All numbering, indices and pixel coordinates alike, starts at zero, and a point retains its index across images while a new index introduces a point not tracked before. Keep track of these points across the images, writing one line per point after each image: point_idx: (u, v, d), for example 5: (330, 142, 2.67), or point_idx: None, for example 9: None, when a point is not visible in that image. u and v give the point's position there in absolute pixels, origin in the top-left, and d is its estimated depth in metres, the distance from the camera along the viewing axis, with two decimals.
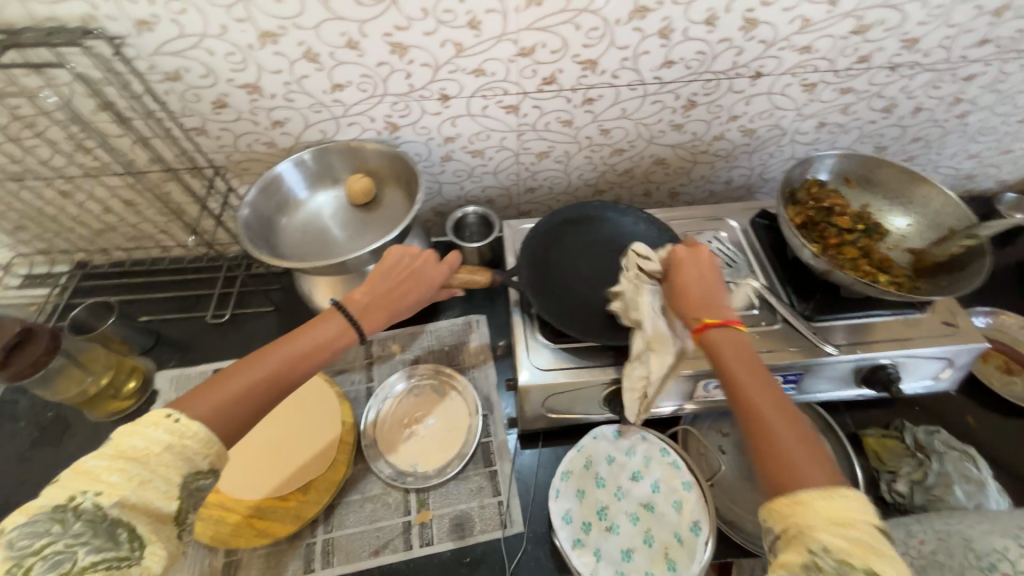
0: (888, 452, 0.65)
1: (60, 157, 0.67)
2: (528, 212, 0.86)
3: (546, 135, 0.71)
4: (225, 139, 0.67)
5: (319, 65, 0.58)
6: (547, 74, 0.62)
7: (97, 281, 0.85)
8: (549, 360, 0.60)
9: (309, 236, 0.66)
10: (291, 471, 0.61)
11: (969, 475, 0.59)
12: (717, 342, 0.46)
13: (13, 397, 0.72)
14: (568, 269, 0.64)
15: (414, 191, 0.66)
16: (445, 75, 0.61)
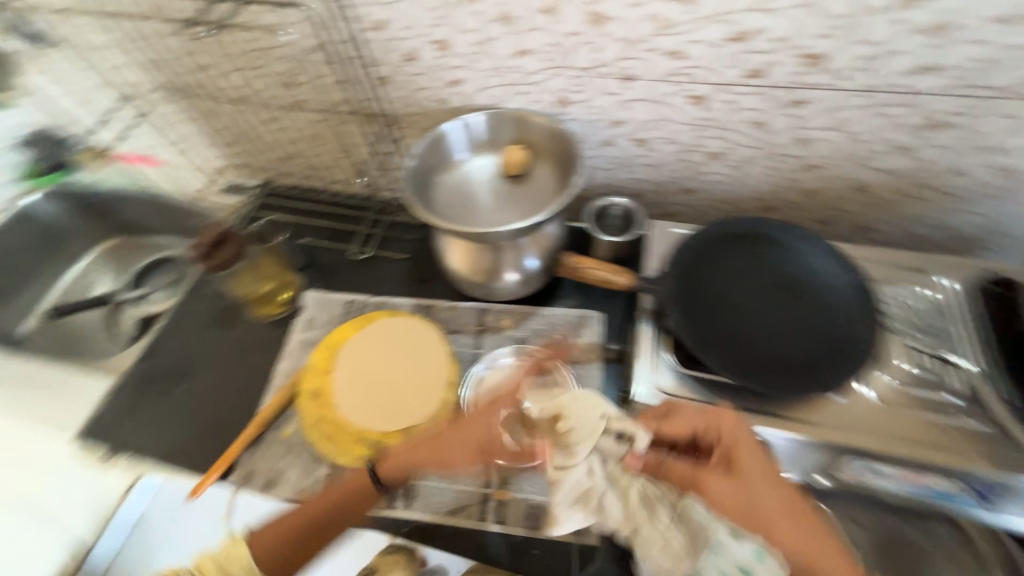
0: None
1: (274, 88, 0.77)
2: (675, 215, 0.79)
3: (727, 134, 0.63)
4: (405, 90, 0.70)
5: (511, 28, 0.57)
6: (755, 65, 0.54)
7: (274, 199, 0.98)
8: (669, 383, 0.55)
9: (459, 197, 0.67)
10: (394, 413, 0.65)
11: None
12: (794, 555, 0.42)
13: (201, 281, 0.87)
14: (719, 290, 0.57)
15: (568, 173, 0.64)
16: (637, 52, 0.56)
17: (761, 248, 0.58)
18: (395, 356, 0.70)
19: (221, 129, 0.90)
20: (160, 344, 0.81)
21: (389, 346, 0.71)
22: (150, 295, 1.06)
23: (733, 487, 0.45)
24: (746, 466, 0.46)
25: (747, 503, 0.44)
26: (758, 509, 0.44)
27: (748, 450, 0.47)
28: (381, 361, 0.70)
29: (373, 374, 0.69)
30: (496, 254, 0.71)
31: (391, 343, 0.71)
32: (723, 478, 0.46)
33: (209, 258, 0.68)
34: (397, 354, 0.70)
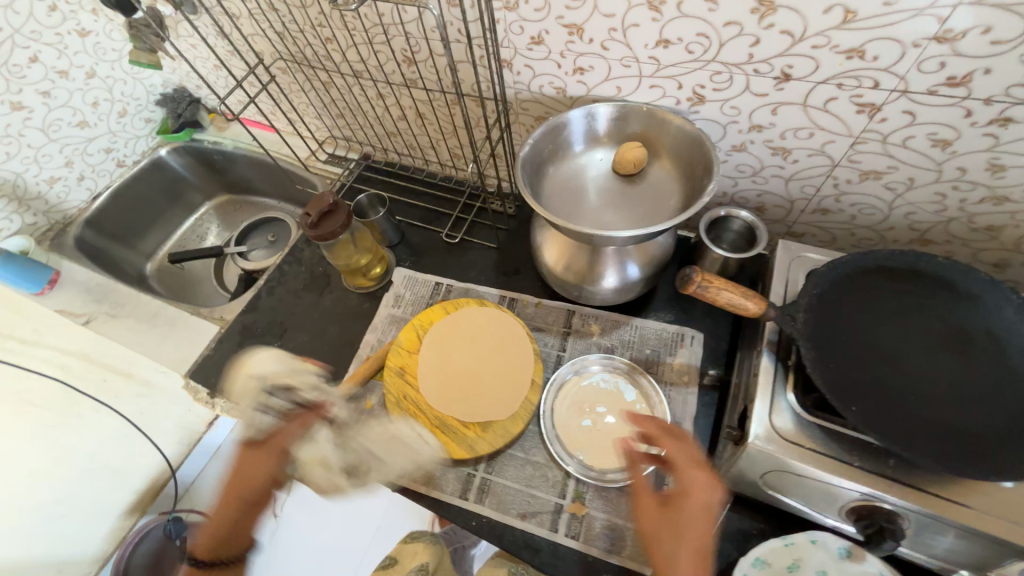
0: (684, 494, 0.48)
1: (389, 65, 0.76)
2: (800, 234, 0.70)
3: (895, 152, 0.53)
4: (522, 75, 0.67)
5: (658, 15, 0.51)
6: (958, 73, 0.44)
7: (372, 173, 1.00)
8: (789, 429, 0.48)
9: (569, 192, 0.63)
10: (476, 405, 0.65)
11: None
12: None
13: (301, 246, 0.92)
14: (867, 330, 0.49)
15: (695, 178, 0.58)
16: (805, 50, 0.48)
17: (923, 292, 0.50)
18: (479, 347, 0.70)
19: (331, 102, 0.93)
20: (261, 301, 0.86)
21: (473, 336, 0.71)
22: (252, 253, 1.12)
23: (663, 522, 0.49)
24: (677, 503, 0.50)
25: (665, 539, 0.48)
26: (659, 544, 0.48)
27: (694, 503, 0.49)
28: (464, 351, 0.70)
29: (455, 363, 0.69)
30: (597, 255, 0.67)
31: (475, 333, 0.71)
32: (662, 515, 0.50)
33: (318, 227, 0.69)
34: (481, 346, 0.70)
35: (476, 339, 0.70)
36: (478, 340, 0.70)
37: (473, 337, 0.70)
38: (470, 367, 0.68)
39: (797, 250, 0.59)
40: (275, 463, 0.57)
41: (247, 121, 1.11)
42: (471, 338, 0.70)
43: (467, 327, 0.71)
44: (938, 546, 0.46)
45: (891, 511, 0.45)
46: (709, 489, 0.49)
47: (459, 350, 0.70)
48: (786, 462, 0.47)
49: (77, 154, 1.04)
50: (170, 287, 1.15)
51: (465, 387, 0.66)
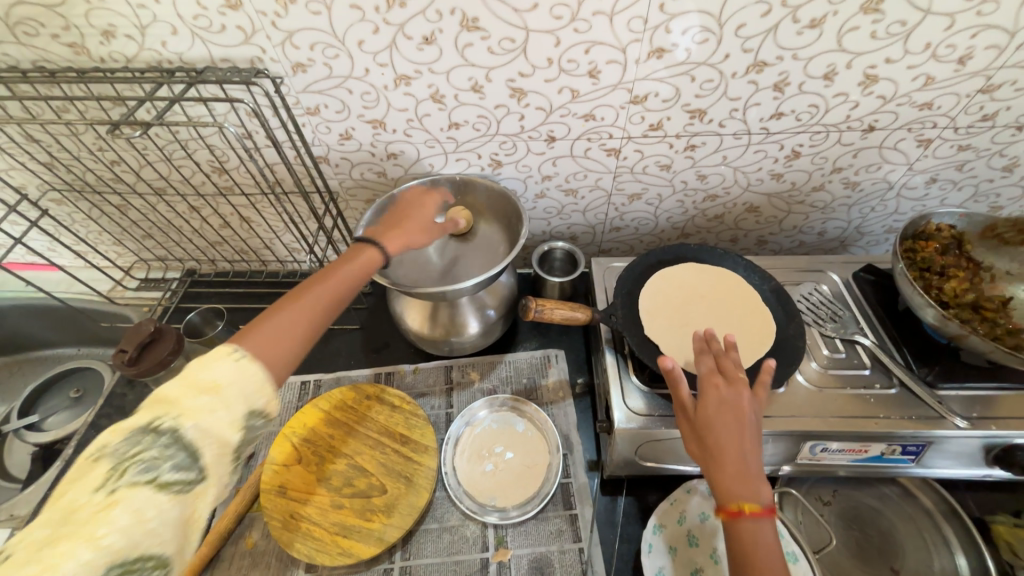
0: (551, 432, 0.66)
1: (198, 176, 0.74)
2: (609, 250, 0.87)
3: (642, 178, 0.72)
4: (342, 167, 0.71)
5: (442, 105, 0.62)
6: (654, 121, 0.64)
7: (201, 287, 0.91)
8: (640, 404, 0.59)
9: (412, 260, 0.69)
10: (739, 337, 0.61)
11: None
12: (740, 529, 0.43)
13: (121, 391, 0.77)
14: (670, 310, 0.63)
15: (515, 227, 0.69)
16: (556, 118, 0.63)
17: (693, 272, 0.67)
18: (739, 399, 0.48)
19: (133, 223, 0.83)
20: (73, 475, 0.69)
21: (713, 373, 0.51)
22: (48, 419, 0.89)
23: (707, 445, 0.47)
24: (732, 408, 0.48)
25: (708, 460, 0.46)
26: (709, 458, 0.46)
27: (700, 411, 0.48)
28: (736, 419, 0.47)
29: (731, 434, 0.46)
30: (457, 306, 0.72)
31: (718, 379, 0.50)
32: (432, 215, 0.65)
33: (138, 363, 0.61)
34: (740, 404, 0.48)
35: (710, 374, 0.51)
36: (720, 398, 0.48)
37: (706, 372, 0.51)
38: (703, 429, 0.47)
39: (606, 264, 0.74)
40: (723, 439, 0.46)
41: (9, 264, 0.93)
42: (711, 385, 0.49)
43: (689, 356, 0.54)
44: (768, 457, 0.60)
45: None
46: (729, 386, 0.49)
47: (720, 430, 0.46)
48: (646, 432, 0.57)
49: None
50: None
51: (712, 302, 0.64)
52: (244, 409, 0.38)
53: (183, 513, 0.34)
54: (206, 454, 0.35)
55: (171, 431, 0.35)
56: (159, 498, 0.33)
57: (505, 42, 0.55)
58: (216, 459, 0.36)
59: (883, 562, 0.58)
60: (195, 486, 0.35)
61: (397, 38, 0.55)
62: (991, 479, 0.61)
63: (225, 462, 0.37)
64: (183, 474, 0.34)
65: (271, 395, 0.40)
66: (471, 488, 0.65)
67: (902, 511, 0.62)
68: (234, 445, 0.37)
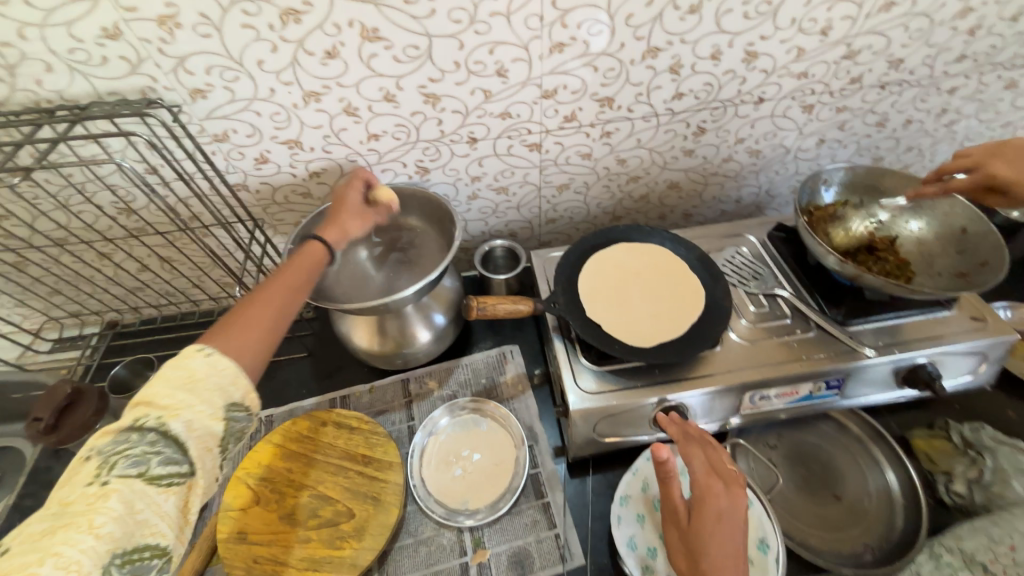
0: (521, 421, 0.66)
1: (103, 220, 0.68)
2: (548, 242, 0.89)
3: (567, 169, 0.75)
4: (263, 192, 0.69)
5: (357, 118, 0.62)
6: (568, 113, 0.66)
7: (125, 339, 0.84)
8: (592, 383, 0.61)
9: (350, 277, 0.68)
10: (674, 304, 0.65)
11: (954, 455, 0.63)
12: None
13: (44, 464, 0.70)
14: (608, 291, 0.66)
15: (450, 230, 0.69)
16: (474, 119, 0.65)
17: (624, 251, 0.71)
18: (733, 505, 0.49)
19: (34, 281, 0.76)
20: None
21: (710, 473, 0.52)
22: None
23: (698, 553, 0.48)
24: (728, 516, 0.49)
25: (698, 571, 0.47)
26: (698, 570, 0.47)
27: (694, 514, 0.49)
28: (729, 531, 0.48)
29: (724, 543, 0.47)
30: (404, 317, 0.72)
31: (715, 482, 0.50)
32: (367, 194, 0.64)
33: (57, 431, 0.57)
34: (733, 515, 0.49)
35: (705, 476, 0.51)
36: (716, 506, 0.49)
37: (703, 472, 0.52)
38: (698, 537, 0.48)
39: (545, 255, 0.76)
40: (713, 551, 0.47)
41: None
42: (707, 485, 0.50)
43: (685, 447, 0.55)
44: (715, 413, 0.64)
45: (674, 404, 0.60)
46: (726, 491, 0.50)
47: (712, 539, 0.47)
48: (600, 409, 0.59)
49: None
50: None
51: (645, 277, 0.68)
52: (221, 403, 0.40)
53: (176, 503, 0.37)
54: (193, 449, 0.38)
55: (157, 427, 0.37)
56: (149, 487, 0.35)
57: (409, 49, 0.56)
58: (201, 453, 0.38)
59: (827, 491, 0.64)
60: (184, 479, 0.37)
61: (299, 55, 0.54)
62: (905, 399, 0.68)
63: (211, 455, 0.39)
64: (171, 467, 0.37)
65: (249, 387, 0.42)
66: (442, 498, 0.64)
67: (838, 442, 0.67)
68: (215, 439, 0.39)
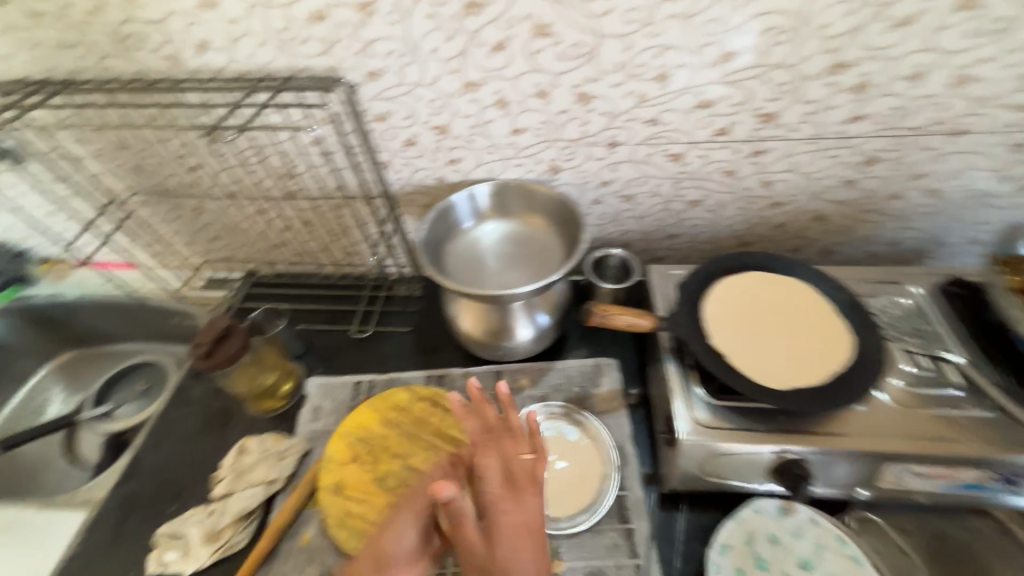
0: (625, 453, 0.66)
1: (268, 180, 0.77)
2: (662, 258, 0.84)
3: (703, 184, 0.71)
4: (403, 172, 0.73)
5: (507, 111, 0.63)
6: (721, 126, 0.62)
7: (260, 288, 0.95)
8: (706, 418, 0.56)
9: (470, 262, 0.69)
10: (815, 347, 0.58)
11: None
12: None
13: (188, 384, 0.81)
14: (737, 320, 0.61)
15: (576, 233, 0.67)
16: (620, 123, 0.63)
17: (757, 281, 0.65)
18: (533, 512, 0.51)
19: (204, 225, 0.88)
20: (142, 461, 0.73)
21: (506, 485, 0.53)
22: (118, 408, 0.95)
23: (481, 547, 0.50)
24: (524, 525, 0.50)
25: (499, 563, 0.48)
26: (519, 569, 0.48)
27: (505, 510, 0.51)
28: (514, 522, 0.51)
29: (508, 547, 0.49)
30: (511, 311, 0.72)
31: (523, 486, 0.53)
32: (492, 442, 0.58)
33: (211, 357, 0.64)
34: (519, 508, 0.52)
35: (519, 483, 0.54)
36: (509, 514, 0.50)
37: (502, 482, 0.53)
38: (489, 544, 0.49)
39: (664, 271, 0.73)
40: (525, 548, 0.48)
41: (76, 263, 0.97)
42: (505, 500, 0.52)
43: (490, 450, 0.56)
44: (843, 478, 0.56)
45: (798, 458, 0.54)
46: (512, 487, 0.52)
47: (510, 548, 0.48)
48: (712, 446, 0.54)
49: None
50: None
51: (780, 312, 0.61)
52: None
53: None
54: None
55: None
56: None
57: (575, 48, 0.56)
58: None
59: None
60: None
61: (470, 46, 0.57)
62: None
63: None
64: None
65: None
66: None
67: (1000, 548, 0.56)
68: None
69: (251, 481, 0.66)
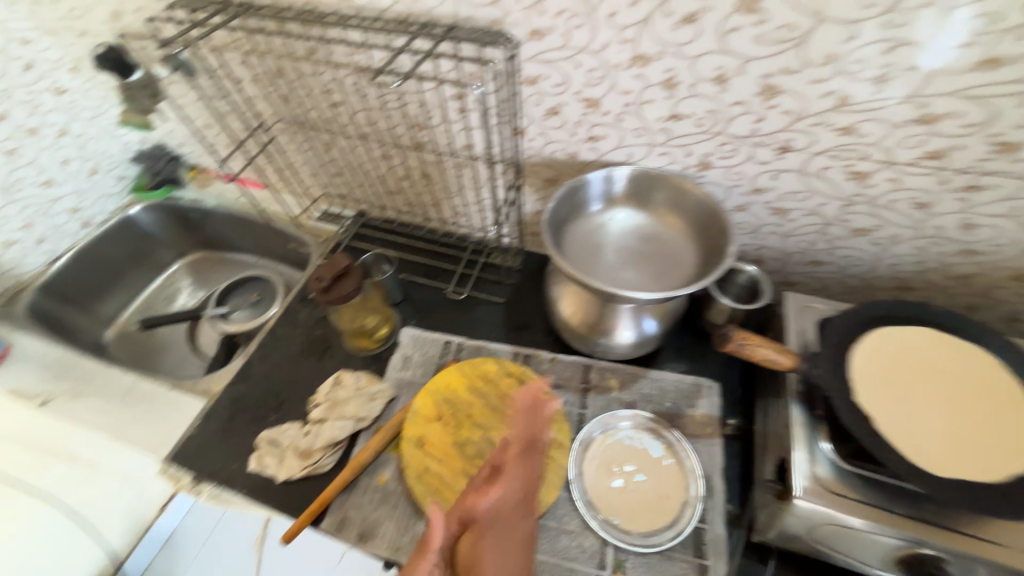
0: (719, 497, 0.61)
1: (401, 128, 0.78)
2: (795, 284, 0.75)
3: (881, 213, 0.60)
4: (536, 141, 0.70)
5: (672, 93, 0.57)
6: (935, 148, 0.52)
7: (368, 230, 0.98)
8: (830, 481, 0.49)
9: (590, 247, 0.65)
10: (988, 435, 0.48)
11: None
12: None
13: (296, 308, 0.87)
14: (894, 379, 0.51)
15: (718, 246, 0.60)
16: (804, 126, 0.54)
17: (924, 340, 0.55)
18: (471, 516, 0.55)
19: (332, 161, 0.92)
20: (251, 368, 0.80)
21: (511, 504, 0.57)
22: (233, 313, 1.05)
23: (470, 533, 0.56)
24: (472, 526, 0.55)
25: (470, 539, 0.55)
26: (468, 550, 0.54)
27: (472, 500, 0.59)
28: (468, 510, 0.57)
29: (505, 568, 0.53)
30: (617, 310, 0.67)
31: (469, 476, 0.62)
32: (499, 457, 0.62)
33: (329, 292, 0.67)
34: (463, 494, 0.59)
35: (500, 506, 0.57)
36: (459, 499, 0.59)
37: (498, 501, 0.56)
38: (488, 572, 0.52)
39: (804, 302, 0.64)
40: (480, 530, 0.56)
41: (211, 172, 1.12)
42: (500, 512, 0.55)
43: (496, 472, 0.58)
44: None
45: (935, 555, 0.46)
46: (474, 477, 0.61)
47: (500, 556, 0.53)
48: (830, 513, 0.48)
49: (39, 216, 0.96)
50: (133, 354, 1.05)
51: (947, 383, 0.52)
52: None
53: None
54: None
55: None
56: None
57: (782, 30, 0.47)
58: None
59: None
60: None
61: (655, 13, 0.50)
62: None
63: None
64: None
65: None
66: (595, 505, 0.61)
67: None
68: None
69: (343, 413, 0.70)
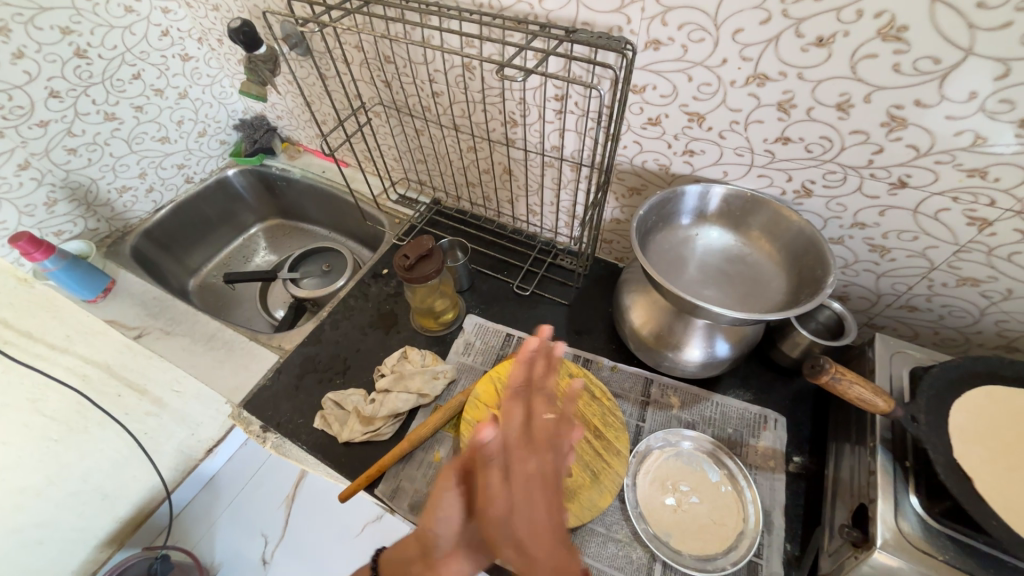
0: (774, 545, 0.59)
1: (493, 122, 0.80)
2: (881, 327, 0.72)
3: (998, 264, 0.56)
4: (629, 150, 0.70)
5: (785, 116, 0.56)
6: None
7: (441, 218, 1.02)
8: (916, 539, 0.47)
9: (673, 258, 0.67)
10: None
11: None
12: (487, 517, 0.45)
13: (368, 282, 0.91)
14: (997, 440, 0.48)
15: (812, 279, 0.59)
16: (926, 163, 0.52)
17: None
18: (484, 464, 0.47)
19: (418, 148, 0.96)
20: (322, 332, 0.84)
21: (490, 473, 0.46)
22: (304, 279, 1.11)
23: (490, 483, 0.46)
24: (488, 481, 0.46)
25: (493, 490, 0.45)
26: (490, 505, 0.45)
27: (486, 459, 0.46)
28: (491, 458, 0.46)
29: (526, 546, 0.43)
30: (691, 326, 0.66)
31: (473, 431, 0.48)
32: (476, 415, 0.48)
33: (412, 271, 0.69)
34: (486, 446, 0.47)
35: None
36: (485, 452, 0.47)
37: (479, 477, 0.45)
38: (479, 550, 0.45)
39: (895, 345, 0.61)
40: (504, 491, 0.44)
41: (300, 146, 1.20)
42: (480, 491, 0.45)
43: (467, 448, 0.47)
44: None
45: None
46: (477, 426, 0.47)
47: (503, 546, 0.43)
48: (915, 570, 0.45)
49: (152, 167, 1.04)
50: (210, 303, 1.14)
51: None
52: None
53: None
54: None
55: None
56: None
57: (924, 62, 0.46)
58: None
59: None
60: None
61: (785, 32, 0.49)
62: None
63: None
64: None
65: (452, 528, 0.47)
66: (647, 519, 0.61)
67: None
68: None
69: (407, 387, 0.73)
